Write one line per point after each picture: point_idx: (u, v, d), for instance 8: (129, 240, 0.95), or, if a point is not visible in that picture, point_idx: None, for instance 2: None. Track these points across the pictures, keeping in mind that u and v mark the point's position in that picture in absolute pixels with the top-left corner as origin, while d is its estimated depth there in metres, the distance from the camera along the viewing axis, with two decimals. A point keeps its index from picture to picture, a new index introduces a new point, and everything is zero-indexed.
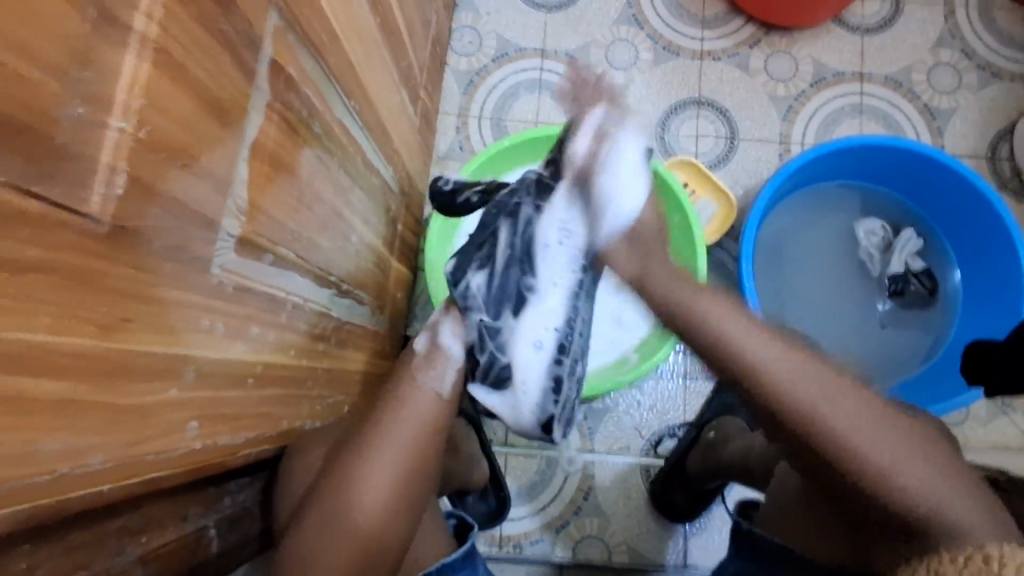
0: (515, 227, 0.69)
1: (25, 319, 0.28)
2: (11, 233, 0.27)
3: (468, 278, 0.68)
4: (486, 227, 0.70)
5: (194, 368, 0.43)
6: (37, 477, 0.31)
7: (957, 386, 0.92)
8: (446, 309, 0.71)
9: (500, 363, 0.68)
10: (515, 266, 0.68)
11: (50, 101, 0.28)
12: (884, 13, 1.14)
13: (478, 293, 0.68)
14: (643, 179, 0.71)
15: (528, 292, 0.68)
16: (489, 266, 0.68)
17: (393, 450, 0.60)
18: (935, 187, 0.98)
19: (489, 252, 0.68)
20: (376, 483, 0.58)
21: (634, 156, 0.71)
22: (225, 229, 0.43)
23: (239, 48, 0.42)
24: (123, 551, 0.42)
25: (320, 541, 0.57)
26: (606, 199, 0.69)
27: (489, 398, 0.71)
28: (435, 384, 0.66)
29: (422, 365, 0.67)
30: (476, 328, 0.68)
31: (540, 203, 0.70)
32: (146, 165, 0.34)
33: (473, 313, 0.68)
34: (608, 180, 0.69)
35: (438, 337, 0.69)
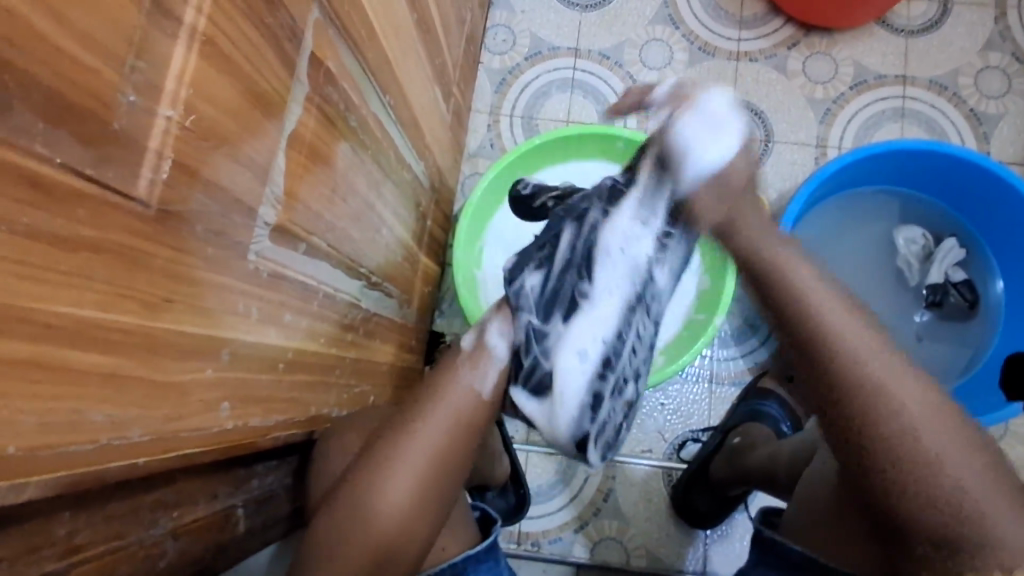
0: (580, 229, 0.67)
1: (76, 294, 0.30)
2: (66, 212, 0.28)
3: (524, 278, 0.69)
4: (552, 229, 0.70)
5: (229, 350, 0.44)
6: (81, 446, 0.32)
7: (997, 402, 0.88)
8: (497, 309, 0.71)
9: (542, 369, 0.68)
10: (572, 270, 0.67)
11: (109, 89, 0.29)
12: (931, 14, 1.10)
13: (531, 293, 0.68)
14: (734, 131, 0.60)
15: (582, 299, 0.66)
16: (547, 267, 0.68)
17: (429, 443, 0.61)
18: (982, 196, 0.95)
19: (549, 253, 0.68)
20: (407, 474, 0.59)
21: (721, 109, 0.61)
22: (262, 217, 0.45)
23: (283, 40, 0.43)
24: (157, 523, 0.44)
25: (348, 519, 0.58)
26: (684, 146, 0.60)
27: (528, 403, 0.70)
28: (477, 384, 0.66)
29: (465, 364, 0.67)
30: (524, 330, 0.68)
31: (609, 209, 0.66)
32: (192, 152, 0.35)
33: (524, 314, 0.68)
34: (686, 129, 0.60)
35: (485, 335, 0.69)
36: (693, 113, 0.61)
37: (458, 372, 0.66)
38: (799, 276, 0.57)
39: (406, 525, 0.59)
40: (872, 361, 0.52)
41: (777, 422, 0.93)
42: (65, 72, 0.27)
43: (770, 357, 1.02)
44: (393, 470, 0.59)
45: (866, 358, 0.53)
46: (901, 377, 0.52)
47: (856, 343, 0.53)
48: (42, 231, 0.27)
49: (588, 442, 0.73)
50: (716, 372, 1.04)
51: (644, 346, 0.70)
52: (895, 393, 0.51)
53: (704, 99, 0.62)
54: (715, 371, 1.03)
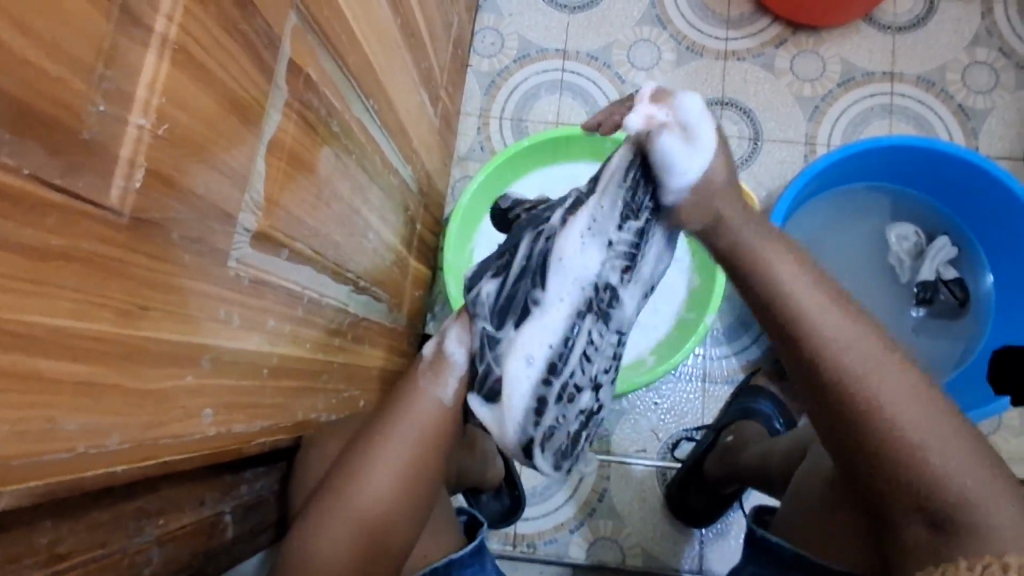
0: (538, 236, 0.61)
1: (49, 303, 0.30)
2: (37, 222, 0.28)
3: (481, 284, 0.64)
4: (514, 236, 0.65)
5: (211, 356, 0.44)
6: (56, 454, 0.32)
7: (987, 396, 0.88)
8: (457, 315, 0.67)
9: (492, 375, 0.63)
10: (527, 276, 0.61)
11: (78, 99, 0.30)
12: (917, 11, 1.11)
13: (486, 300, 0.63)
14: (707, 137, 0.57)
15: (534, 305, 0.60)
16: (503, 274, 0.63)
17: (410, 439, 0.62)
18: (971, 191, 0.95)
19: (506, 261, 0.63)
20: (388, 471, 0.60)
21: (699, 105, 0.56)
22: (242, 223, 0.45)
23: (259, 47, 0.43)
24: (142, 531, 0.44)
25: (331, 516, 0.58)
26: (667, 163, 0.57)
27: (481, 411, 0.65)
28: (440, 392, 0.65)
29: (427, 372, 0.66)
30: (478, 336, 0.64)
31: (567, 216, 0.60)
32: (166, 160, 0.35)
33: (479, 320, 0.63)
34: (666, 145, 0.56)
35: (444, 344, 0.66)
36: (673, 123, 0.56)
37: (419, 381, 0.66)
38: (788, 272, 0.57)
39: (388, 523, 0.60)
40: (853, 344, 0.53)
41: (770, 420, 0.93)
42: (29, 83, 0.27)
43: (763, 355, 1.03)
44: (371, 475, 0.60)
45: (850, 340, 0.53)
46: (883, 354, 0.53)
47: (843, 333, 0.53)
48: (12, 240, 0.27)
49: (536, 450, 0.68)
50: (708, 370, 1.04)
51: (596, 353, 0.65)
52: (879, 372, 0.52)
53: (680, 89, 0.57)
54: (708, 369, 1.04)
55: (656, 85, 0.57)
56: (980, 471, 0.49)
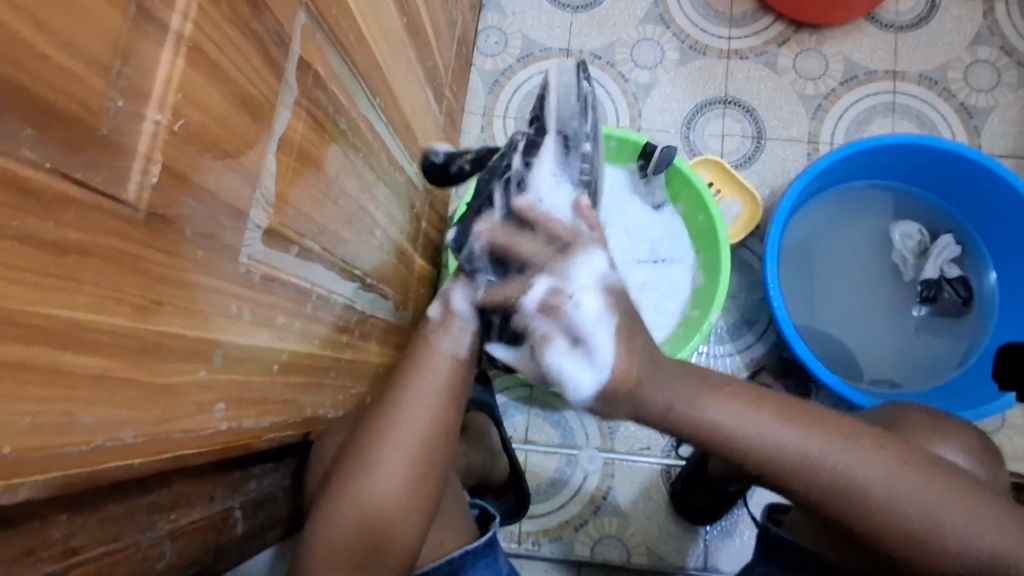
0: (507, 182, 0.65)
1: (66, 296, 0.30)
2: (56, 215, 0.29)
3: (467, 241, 0.66)
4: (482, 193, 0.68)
5: (223, 351, 0.44)
6: (73, 447, 0.32)
7: (991, 394, 0.89)
8: (456, 277, 0.70)
9: (511, 318, 0.62)
10: (513, 216, 0.64)
11: (96, 95, 0.30)
12: (919, 9, 1.11)
13: (479, 251, 0.65)
14: (608, 342, 0.57)
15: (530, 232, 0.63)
16: (487, 222, 0.65)
17: (422, 410, 0.63)
18: (975, 189, 0.95)
19: (486, 211, 0.67)
20: (402, 441, 0.61)
21: (594, 307, 0.59)
22: (253, 220, 0.45)
23: (269, 45, 0.44)
24: (154, 525, 0.44)
25: (351, 485, 0.60)
26: (564, 376, 0.58)
27: (508, 355, 0.65)
28: (452, 346, 0.67)
29: (437, 332, 0.68)
30: (486, 286, 0.66)
31: (529, 159, 0.66)
32: (181, 156, 0.36)
33: (481, 273, 0.66)
34: (558, 360, 0.59)
35: (450, 302, 0.69)
36: (564, 347, 0.58)
37: (432, 341, 0.67)
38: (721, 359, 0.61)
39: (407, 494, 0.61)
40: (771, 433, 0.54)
41: None
42: (50, 78, 0.27)
43: (767, 352, 1.03)
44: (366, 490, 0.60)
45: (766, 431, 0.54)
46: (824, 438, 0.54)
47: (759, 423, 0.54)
48: (31, 234, 0.28)
49: None
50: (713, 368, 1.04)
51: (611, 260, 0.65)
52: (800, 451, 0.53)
53: (572, 292, 0.59)
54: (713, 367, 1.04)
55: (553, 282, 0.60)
56: (930, 498, 0.53)
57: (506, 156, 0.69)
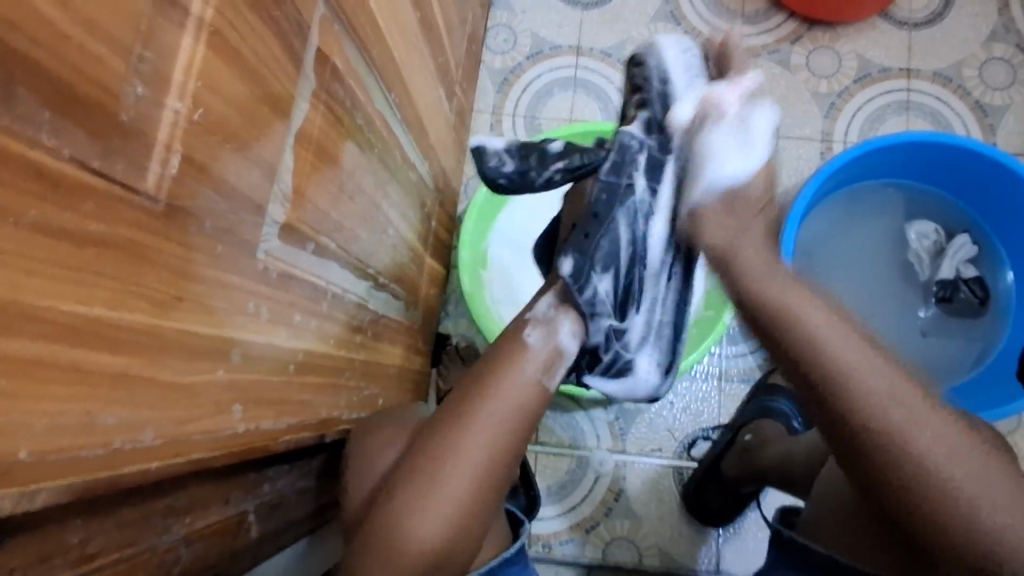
0: (634, 222, 0.67)
1: (85, 292, 0.29)
2: (76, 207, 0.27)
3: (594, 284, 0.67)
4: (604, 224, 0.67)
5: (240, 350, 0.43)
6: (93, 449, 0.31)
7: (1009, 395, 0.87)
8: (559, 306, 0.66)
9: (622, 358, 0.72)
10: (635, 265, 0.69)
11: (117, 81, 0.29)
12: (933, 6, 1.10)
13: (605, 299, 0.68)
14: (761, 151, 0.65)
15: (638, 287, 0.70)
16: (613, 269, 0.68)
17: (495, 432, 0.58)
18: (993, 188, 0.94)
19: (612, 253, 0.67)
20: (470, 467, 0.57)
21: (763, 125, 0.65)
22: (271, 215, 0.44)
23: (289, 34, 0.42)
24: (169, 529, 0.43)
25: (411, 513, 0.55)
26: (706, 154, 0.64)
27: (607, 385, 0.75)
28: (544, 379, 0.63)
29: (548, 364, 0.63)
30: (604, 331, 0.69)
31: (652, 185, 0.67)
32: (201, 146, 0.34)
33: (603, 318, 0.68)
34: (711, 138, 0.64)
35: (557, 334, 0.65)
36: (731, 121, 0.64)
37: (523, 370, 0.62)
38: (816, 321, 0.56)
39: (459, 517, 0.56)
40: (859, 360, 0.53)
41: (789, 419, 0.90)
42: (70, 61, 0.26)
43: None
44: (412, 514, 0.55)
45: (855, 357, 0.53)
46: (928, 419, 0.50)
47: (866, 366, 0.52)
48: (51, 225, 0.26)
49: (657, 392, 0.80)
50: (725, 369, 1.03)
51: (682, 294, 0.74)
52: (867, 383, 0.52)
53: (753, 104, 0.65)
54: (725, 369, 1.02)
55: (719, 101, 0.64)
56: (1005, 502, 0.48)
57: (623, 170, 0.67)
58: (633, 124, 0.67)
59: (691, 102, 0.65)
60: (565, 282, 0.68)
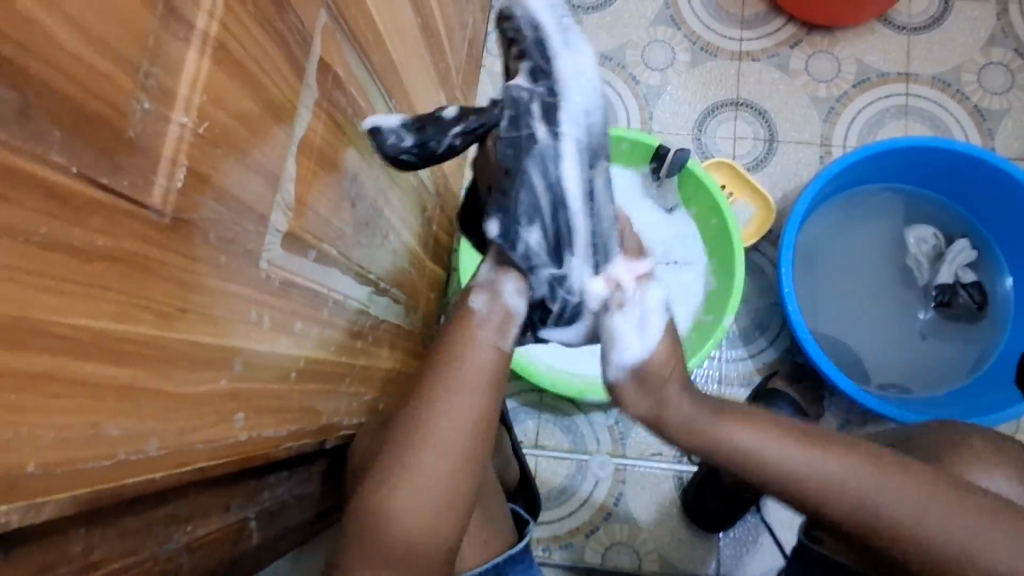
0: (542, 162, 0.54)
1: (93, 305, 0.29)
2: (84, 221, 0.28)
3: (524, 237, 0.57)
4: (510, 171, 0.55)
5: (243, 359, 0.43)
6: (99, 461, 0.31)
7: (1007, 401, 0.87)
8: (500, 267, 0.61)
9: (573, 304, 0.62)
10: (561, 208, 0.56)
11: (124, 96, 0.29)
12: (932, 11, 1.11)
13: (538, 250, 0.58)
14: (656, 325, 0.62)
15: (571, 228, 0.57)
16: (539, 219, 0.56)
17: (463, 409, 0.55)
18: (992, 193, 0.94)
19: (531, 204, 0.55)
20: (442, 446, 0.54)
21: (655, 302, 0.63)
22: (273, 224, 0.44)
23: (292, 45, 0.43)
24: (171, 538, 0.43)
25: (390, 494, 0.54)
26: (612, 341, 0.61)
27: (564, 334, 0.66)
28: (498, 341, 0.59)
29: (484, 324, 0.59)
30: (545, 282, 0.60)
31: (551, 125, 0.54)
32: (206, 158, 0.35)
33: (540, 270, 0.59)
34: (616, 323, 0.61)
35: (500, 294, 0.60)
36: (626, 310, 0.62)
37: (478, 333, 0.59)
38: (741, 435, 0.56)
39: (448, 506, 0.55)
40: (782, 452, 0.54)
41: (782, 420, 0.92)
42: (79, 77, 0.26)
43: (780, 357, 1.02)
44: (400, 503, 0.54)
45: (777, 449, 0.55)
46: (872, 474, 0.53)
47: (805, 459, 0.54)
48: (60, 241, 0.27)
49: None
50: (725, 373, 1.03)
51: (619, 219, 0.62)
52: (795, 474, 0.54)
53: (642, 293, 0.63)
54: (726, 372, 1.02)
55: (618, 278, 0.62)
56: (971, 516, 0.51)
57: (516, 120, 0.54)
58: (517, 77, 0.54)
59: (593, 269, 0.60)
60: (495, 241, 0.58)
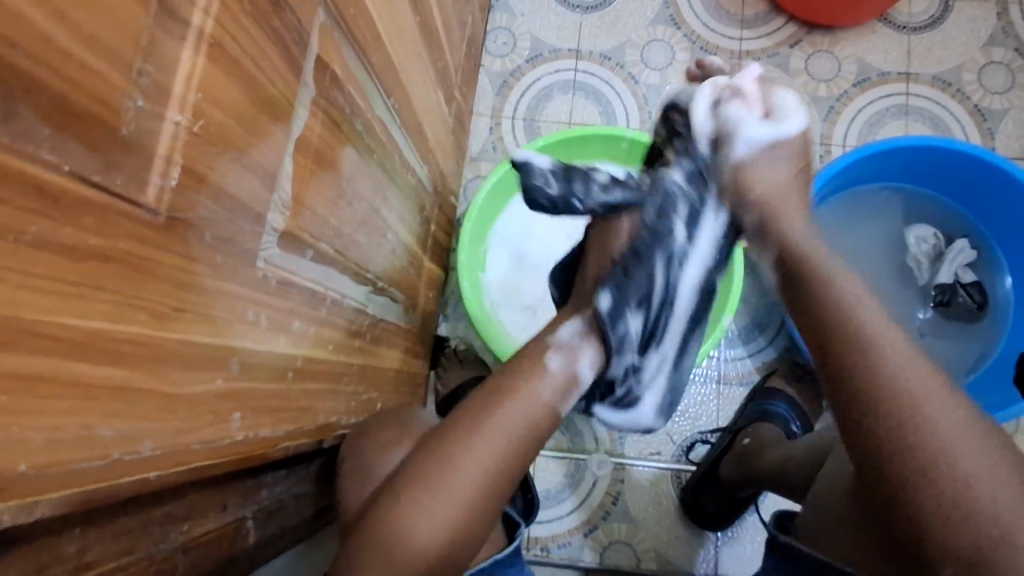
0: (669, 269, 0.65)
1: (86, 306, 0.29)
2: (76, 221, 0.27)
3: (628, 321, 0.64)
4: (642, 258, 0.65)
5: (239, 359, 0.43)
6: (93, 461, 0.31)
7: (1010, 398, 0.87)
8: (585, 335, 0.64)
9: (630, 396, 0.72)
10: (664, 308, 0.66)
11: (117, 94, 0.29)
12: (932, 11, 1.10)
13: (633, 338, 0.65)
14: (787, 119, 0.66)
15: (659, 337, 0.68)
16: (646, 308, 0.65)
17: (507, 433, 0.57)
18: (992, 192, 0.94)
19: (646, 295, 0.65)
20: (487, 441, 0.57)
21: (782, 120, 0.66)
22: (271, 223, 0.44)
23: (289, 43, 0.42)
24: (167, 537, 0.43)
25: (407, 505, 0.54)
26: (747, 141, 0.65)
27: (611, 415, 0.75)
28: (557, 403, 0.62)
29: (561, 396, 0.62)
30: (624, 367, 0.67)
31: (690, 231, 0.66)
32: (201, 157, 0.34)
33: (626, 354, 0.66)
34: (747, 129, 0.65)
35: (575, 361, 0.63)
36: (746, 114, 0.65)
37: (540, 392, 0.60)
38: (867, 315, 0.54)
39: (468, 513, 0.55)
40: (906, 366, 0.51)
41: (787, 423, 0.91)
42: (71, 76, 0.26)
43: (778, 357, 1.02)
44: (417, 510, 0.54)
45: (901, 362, 0.51)
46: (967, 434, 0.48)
47: (904, 368, 0.51)
48: (51, 241, 0.26)
49: (659, 416, 0.77)
50: (724, 372, 1.03)
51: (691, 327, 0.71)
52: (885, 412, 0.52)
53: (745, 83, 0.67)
54: (724, 371, 1.03)
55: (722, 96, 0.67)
56: None
57: (661, 211, 0.65)
58: (675, 170, 0.66)
59: (701, 108, 0.67)
60: (600, 315, 0.64)
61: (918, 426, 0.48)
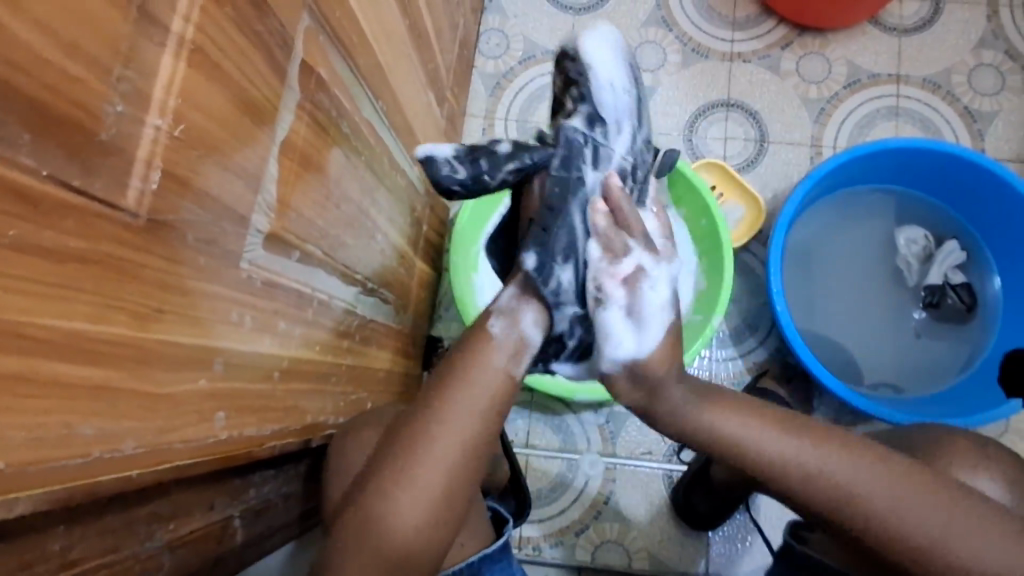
0: (587, 210, 0.60)
1: (67, 306, 0.30)
2: (56, 223, 0.28)
3: (557, 274, 0.59)
4: (554, 207, 0.61)
5: (223, 359, 0.44)
6: (73, 459, 0.32)
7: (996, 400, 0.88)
8: (519, 296, 0.61)
9: None
10: (595, 249, 0.59)
11: (97, 99, 0.29)
12: (923, 13, 1.11)
13: (569, 290, 0.60)
14: None
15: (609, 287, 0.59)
16: (574, 257, 0.59)
17: (467, 423, 0.56)
18: (980, 194, 0.95)
19: (570, 240, 0.59)
20: (458, 435, 0.56)
21: None
22: (255, 224, 0.44)
23: (272, 47, 0.43)
24: (152, 536, 0.43)
25: (386, 504, 0.55)
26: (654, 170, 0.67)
27: (585, 380, 0.73)
28: (508, 366, 0.59)
29: (502, 356, 0.59)
30: (572, 324, 0.61)
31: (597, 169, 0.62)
32: (182, 161, 0.35)
33: (567, 308, 0.60)
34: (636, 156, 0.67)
35: (518, 322, 0.60)
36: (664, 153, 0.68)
37: (492, 358, 0.59)
38: (729, 417, 0.57)
39: (447, 510, 0.56)
40: (778, 436, 0.55)
41: None
42: (51, 83, 0.27)
43: (770, 358, 1.02)
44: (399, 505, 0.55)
45: (773, 434, 0.55)
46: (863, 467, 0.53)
47: (776, 441, 0.55)
48: (30, 243, 0.27)
49: None
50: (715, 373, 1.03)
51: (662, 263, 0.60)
52: (819, 461, 0.54)
53: None
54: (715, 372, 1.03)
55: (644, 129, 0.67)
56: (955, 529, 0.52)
57: (567, 160, 0.62)
58: (575, 117, 0.63)
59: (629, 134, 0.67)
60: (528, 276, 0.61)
61: (827, 476, 0.53)
